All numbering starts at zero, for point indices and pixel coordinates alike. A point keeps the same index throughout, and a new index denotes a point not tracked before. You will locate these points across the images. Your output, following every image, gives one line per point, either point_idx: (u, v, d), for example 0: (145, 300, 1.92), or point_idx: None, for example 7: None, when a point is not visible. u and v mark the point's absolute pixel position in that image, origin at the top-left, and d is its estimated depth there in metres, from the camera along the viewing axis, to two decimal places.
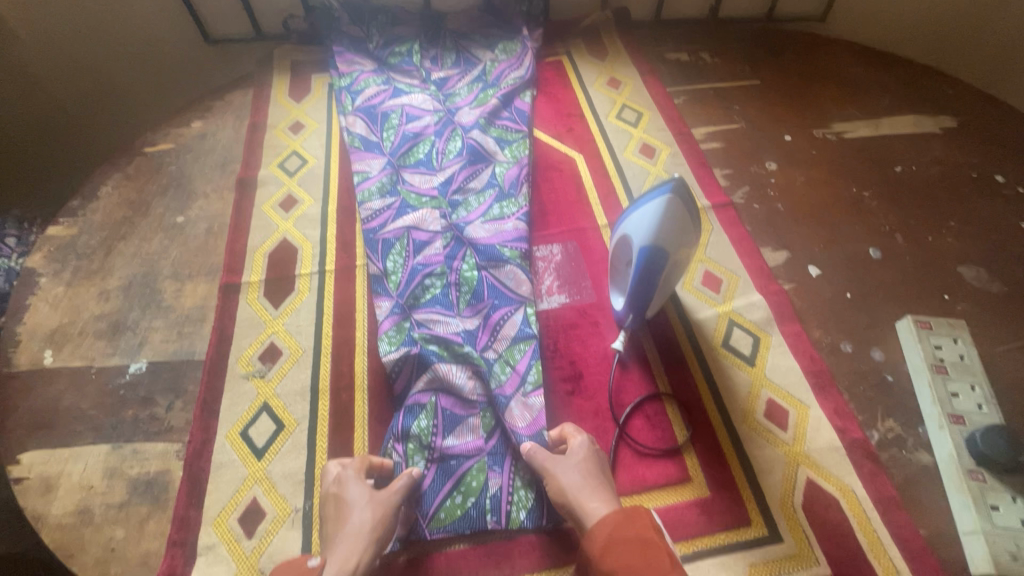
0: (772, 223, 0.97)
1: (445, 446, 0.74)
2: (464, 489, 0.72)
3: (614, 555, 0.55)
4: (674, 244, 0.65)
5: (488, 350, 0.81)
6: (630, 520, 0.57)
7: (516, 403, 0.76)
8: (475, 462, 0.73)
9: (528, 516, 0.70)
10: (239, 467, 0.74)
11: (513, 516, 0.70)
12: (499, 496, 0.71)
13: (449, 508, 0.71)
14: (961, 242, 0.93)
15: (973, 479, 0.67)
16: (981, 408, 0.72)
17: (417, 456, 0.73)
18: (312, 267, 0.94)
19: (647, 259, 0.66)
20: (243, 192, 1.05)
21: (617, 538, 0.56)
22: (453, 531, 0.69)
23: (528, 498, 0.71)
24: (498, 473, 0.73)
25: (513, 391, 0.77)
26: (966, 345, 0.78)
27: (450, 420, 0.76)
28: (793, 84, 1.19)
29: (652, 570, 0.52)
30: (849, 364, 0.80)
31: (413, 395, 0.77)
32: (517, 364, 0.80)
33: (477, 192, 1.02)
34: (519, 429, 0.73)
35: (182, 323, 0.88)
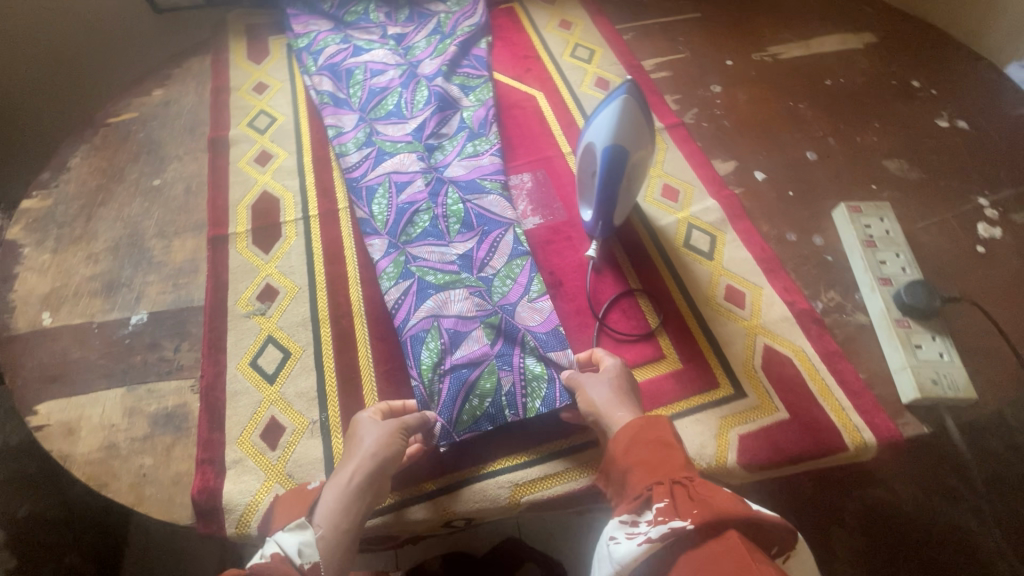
0: (720, 138, 1.06)
1: (454, 358, 0.78)
2: (479, 392, 0.76)
3: (636, 450, 0.61)
4: (632, 142, 0.73)
5: (486, 269, 0.88)
6: (653, 424, 0.63)
7: (522, 307, 0.83)
8: (485, 367, 0.77)
9: (544, 403, 0.75)
10: (254, 393, 0.79)
11: (529, 406, 0.75)
12: (514, 392, 0.76)
13: (470, 410, 0.75)
14: (885, 140, 1.04)
15: (901, 326, 0.78)
16: (904, 271, 0.83)
17: (430, 375, 0.77)
18: (296, 215, 0.98)
19: (610, 158, 0.74)
20: (217, 152, 1.08)
21: (639, 441, 0.62)
22: (477, 431, 0.74)
23: (540, 388, 0.76)
24: (508, 371, 0.77)
25: (518, 299, 0.84)
26: (891, 222, 0.89)
27: (455, 336, 0.80)
28: (730, 14, 1.27)
29: (668, 466, 0.58)
30: (794, 250, 0.91)
31: (414, 324, 0.81)
32: (518, 277, 0.86)
33: (450, 136, 1.07)
34: (535, 328, 0.81)
35: (175, 275, 0.91)
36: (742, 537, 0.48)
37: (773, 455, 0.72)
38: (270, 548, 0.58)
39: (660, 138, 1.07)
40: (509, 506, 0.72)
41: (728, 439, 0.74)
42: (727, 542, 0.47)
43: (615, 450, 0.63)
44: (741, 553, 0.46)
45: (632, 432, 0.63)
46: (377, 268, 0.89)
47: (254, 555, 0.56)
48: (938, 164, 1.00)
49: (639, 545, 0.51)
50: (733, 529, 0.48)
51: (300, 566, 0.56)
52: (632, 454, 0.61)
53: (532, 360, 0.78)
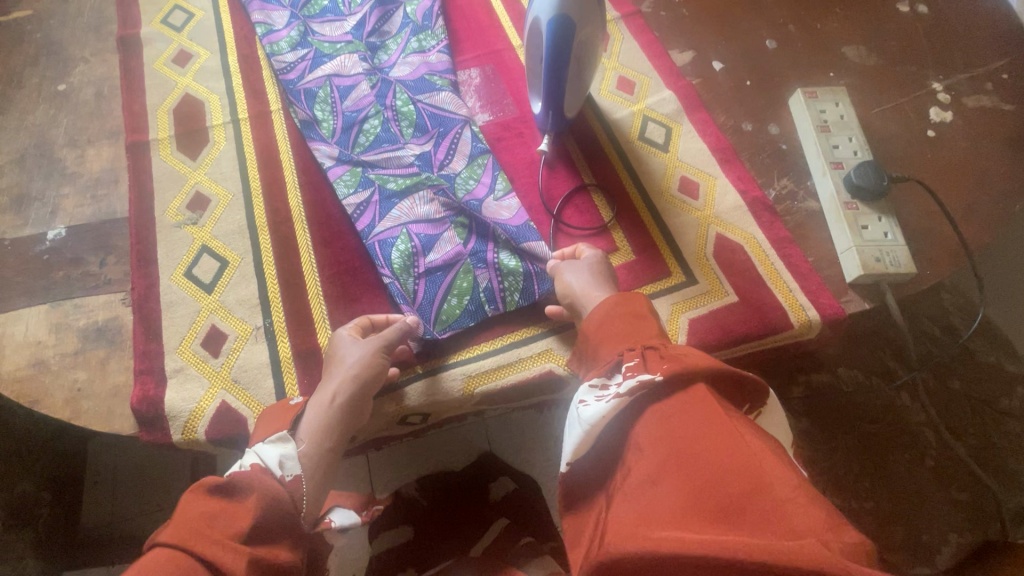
0: (677, 27, 1.00)
1: (428, 262, 0.75)
2: (458, 291, 0.74)
3: (610, 325, 0.59)
4: (578, 15, 0.68)
5: (448, 167, 0.83)
6: (628, 301, 0.61)
7: (491, 205, 0.79)
8: (459, 268, 0.75)
9: (522, 296, 0.74)
10: (192, 303, 0.75)
11: (508, 300, 0.74)
12: (492, 288, 0.74)
13: (448, 309, 0.73)
14: (844, 26, 1.01)
15: (849, 209, 0.78)
16: (856, 155, 0.82)
17: (405, 277, 0.74)
18: (224, 118, 0.90)
19: (556, 30, 0.68)
20: (127, 52, 0.96)
21: (612, 315, 0.60)
22: (458, 328, 0.73)
23: (518, 281, 0.75)
24: (484, 269, 0.75)
25: (485, 196, 0.80)
26: (846, 107, 0.87)
27: (427, 240, 0.76)
28: None
29: (640, 335, 0.56)
30: (750, 139, 0.89)
31: (379, 233, 0.77)
32: (482, 176, 0.82)
33: (394, 34, 0.97)
34: (505, 223, 0.78)
35: (94, 187, 0.84)
36: (711, 390, 0.48)
37: (721, 336, 0.75)
38: (248, 459, 0.56)
39: (615, 28, 1.01)
40: (463, 396, 0.72)
41: (679, 323, 0.76)
42: (696, 393, 0.47)
43: (588, 327, 0.62)
44: (709, 403, 0.45)
45: (606, 308, 0.61)
46: (330, 175, 0.82)
47: (233, 467, 0.55)
48: (897, 49, 0.98)
49: (608, 405, 0.50)
50: (703, 384, 0.47)
51: (282, 477, 0.55)
52: (606, 328, 0.59)
53: (507, 255, 0.76)
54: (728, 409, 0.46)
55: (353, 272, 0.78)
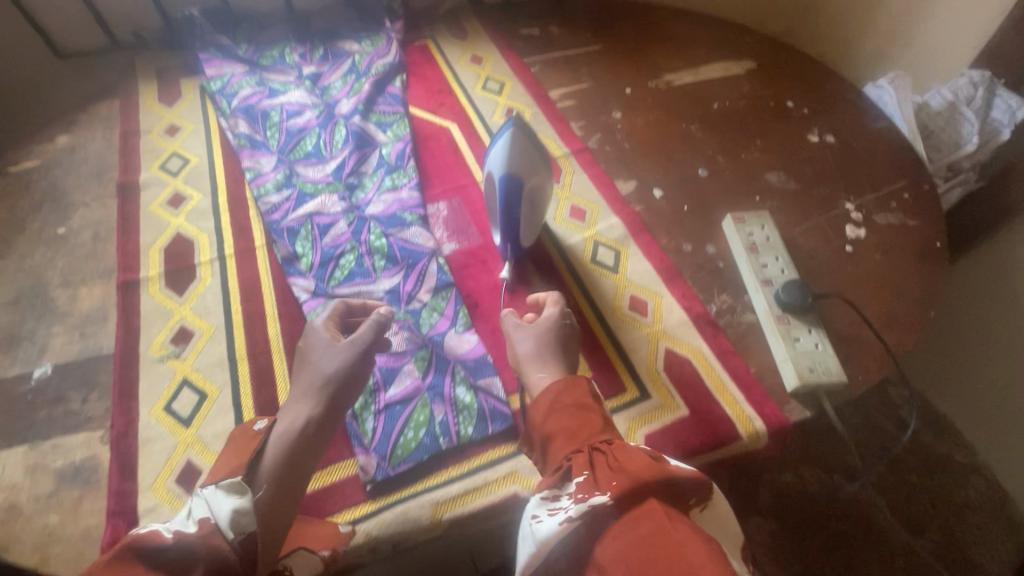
0: (621, 160, 1.15)
1: (388, 396, 0.80)
2: (414, 424, 0.78)
3: (556, 418, 0.68)
4: (526, 172, 0.78)
5: (414, 302, 0.91)
6: (573, 386, 0.71)
7: (452, 337, 0.87)
8: (417, 402, 0.80)
9: (475, 430, 0.78)
10: (169, 438, 0.78)
11: (462, 432, 0.78)
12: (447, 421, 0.79)
13: (404, 443, 0.77)
14: (765, 155, 1.16)
15: (782, 322, 0.87)
16: (783, 272, 0.93)
17: (365, 413, 0.79)
18: (211, 255, 0.98)
19: (506, 188, 0.79)
20: (126, 196, 1.06)
21: (559, 402, 0.70)
22: (414, 461, 0.76)
23: (472, 415, 0.79)
24: (441, 403, 0.80)
25: (447, 329, 0.88)
26: (771, 229, 0.99)
27: (388, 373, 0.82)
28: (631, 47, 1.38)
29: (585, 430, 0.65)
30: (690, 259, 0.99)
31: None
32: (444, 309, 0.90)
33: (370, 174, 1.09)
34: (464, 356, 0.85)
35: (83, 324, 0.89)
36: (661, 500, 0.53)
37: (679, 452, 0.78)
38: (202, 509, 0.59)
39: (567, 162, 1.14)
40: (430, 525, 0.72)
41: (636, 440, 0.80)
42: (648, 506, 0.52)
43: (539, 410, 0.71)
44: (660, 513, 0.51)
45: (550, 397, 0.70)
46: (305, 308, 0.90)
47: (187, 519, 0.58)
48: (812, 175, 1.12)
49: (565, 524, 0.55)
50: (653, 494, 0.53)
51: (233, 541, 0.56)
52: (554, 418, 0.68)
53: (463, 390, 0.81)
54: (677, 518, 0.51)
55: None
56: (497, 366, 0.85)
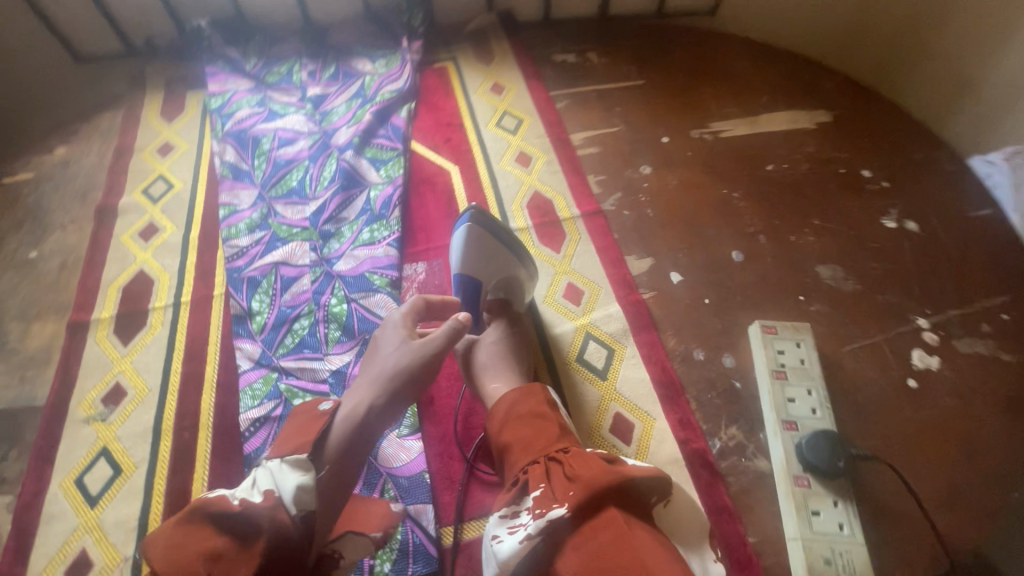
0: (640, 230, 0.97)
1: None
2: None
3: (511, 429, 0.64)
4: (479, 274, 0.79)
5: None
6: (530, 394, 0.66)
7: (390, 443, 0.74)
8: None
9: (392, 567, 0.66)
10: (71, 518, 0.71)
11: (376, 570, 0.66)
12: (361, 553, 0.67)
13: None
14: (821, 240, 0.94)
15: (798, 485, 0.68)
16: (814, 413, 0.73)
17: None
18: (167, 300, 0.91)
19: (462, 284, 0.81)
20: (102, 221, 1.01)
21: (515, 413, 0.65)
22: None
23: (392, 550, 0.67)
24: None
25: (387, 431, 0.75)
26: (808, 348, 0.79)
27: None
28: (678, 86, 1.19)
29: (543, 439, 0.61)
30: (700, 372, 0.81)
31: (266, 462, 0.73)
32: None
33: (350, 221, 0.98)
34: (398, 471, 0.72)
35: (25, 366, 0.85)
36: (619, 507, 0.51)
37: None
38: (264, 483, 0.50)
39: (573, 226, 0.97)
40: None
41: None
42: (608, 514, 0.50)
43: (497, 422, 0.66)
44: (622, 523, 0.49)
45: (504, 408, 0.66)
46: (242, 380, 0.80)
47: (247, 493, 0.49)
48: (878, 274, 0.90)
49: (526, 544, 0.52)
50: (610, 502, 0.51)
51: (294, 518, 0.48)
52: (511, 430, 0.63)
53: None
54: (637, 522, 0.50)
55: None
56: (436, 486, 0.72)
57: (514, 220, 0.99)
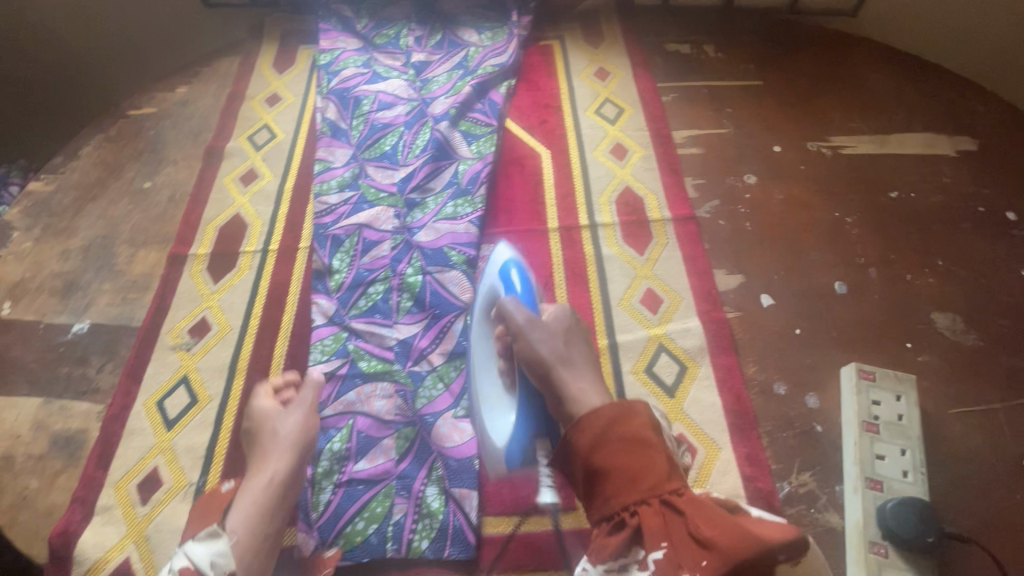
0: (734, 243, 0.90)
1: (354, 469, 0.71)
2: (368, 515, 0.69)
3: (607, 453, 0.51)
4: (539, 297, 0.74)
5: (422, 363, 0.79)
6: (631, 416, 0.52)
7: (446, 422, 0.74)
8: (383, 487, 0.70)
9: (430, 546, 0.67)
10: (149, 436, 0.77)
11: (414, 545, 0.67)
12: (403, 524, 0.68)
13: (349, 534, 0.68)
14: (943, 284, 0.83)
15: (873, 552, 0.62)
16: (905, 476, 0.65)
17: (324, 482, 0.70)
18: (257, 246, 0.95)
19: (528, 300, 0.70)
20: (209, 162, 1.07)
21: (611, 435, 0.51)
22: (352, 560, 0.66)
23: (432, 528, 0.68)
24: (404, 500, 0.69)
25: (444, 409, 0.75)
26: (909, 403, 0.70)
27: (364, 443, 0.73)
28: (800, 91, 1.09)
29: (651, 475, 0.48)
30: (778, 407, 0.75)
31: (326, 418, 0.75)
32: (451, 382, 0.77)
33: (436, 192, 0.98)
34: (448, 452, 0.72)
35: (128, 288, 0.92)
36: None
37: None
38: (180, 561, 0.61)
39: (662, 229, 0.92)
40: None
41: None
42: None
43: (586, 441, 0.52)
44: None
45: (596, 427, 0.52)
46: (315, 334, 0.83)
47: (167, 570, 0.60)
48: (1007, 333, 0.79)
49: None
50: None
51: None
52: (607, 458, 0.51)
53: (433, 492, 0.70)
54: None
55: None
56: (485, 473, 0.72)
57: (599, 214, 0.95)
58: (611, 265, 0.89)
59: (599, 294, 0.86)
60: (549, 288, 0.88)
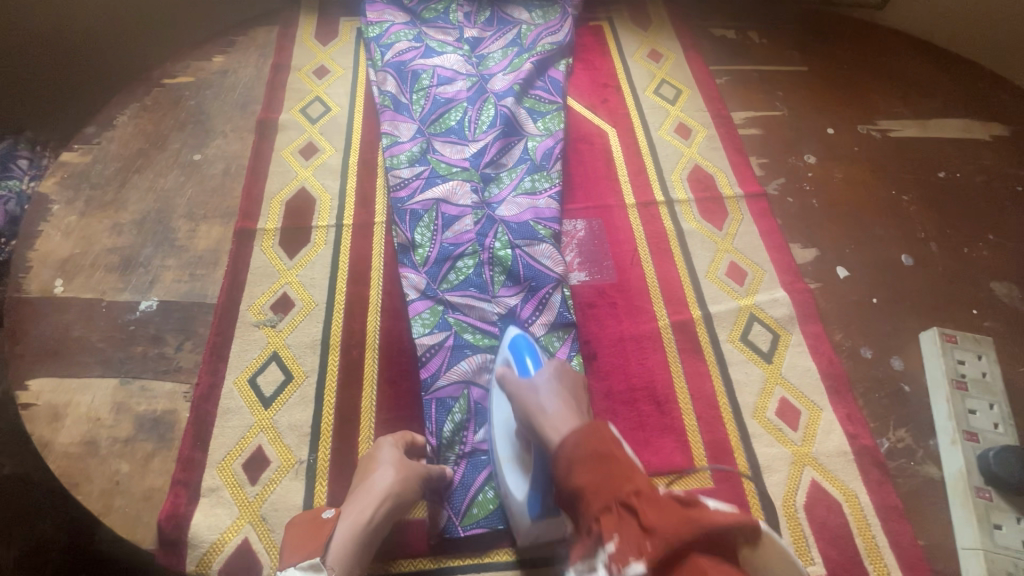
0: (804, 219, 0.94)
1: (476, 440, 0.72)
2: (496, 484, 0.70)
3: (574, 471, 0.49)
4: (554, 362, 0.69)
5: None
6: (593, 430, 0.50)
7: None
8: None
9: None
10: (246, 415, 0.74)
11: None
12: None
13: (480, 503, 0.69)
14: (996, 256, 0.90)
15: (980, 497, 0.67)
16: (996, 428, 0.72)
17: (448, 453, 0.72)
18: (329, 220, 0.92)
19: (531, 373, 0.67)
20: (263, 135, 1.02)
21: (577, 455, 0.50)
22: (485, 527, 0.68)
23: None
24: None
25: None
26: (990, 362, 0.77)
27: (482, 414, 0.74)
28: (843, 77, 1.14)
29: (613, 485, 0.46)
30: (867, 370, 0.79)
31: (441, 388, 0.75)
32: (559, 352, 0.79)
33: (509, 168, 0.97)
34: None
35: (195, 264, 0.87)
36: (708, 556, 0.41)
37: None
38: None
39: (736, 206, 0.95)
40: None
41: None
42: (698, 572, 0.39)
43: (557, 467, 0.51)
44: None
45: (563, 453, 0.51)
46: (410, 308, 0.81)
47: None
48: None
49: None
50: (703, 555, 0.40)
51: None
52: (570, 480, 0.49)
53: None
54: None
55: (408, 420, 0.75)
56: None
57: (674, 190, 0.97)
58: (693, 240, 0.91)
59: (685, 267, 0.88)
60: (637, 263, 0.88)
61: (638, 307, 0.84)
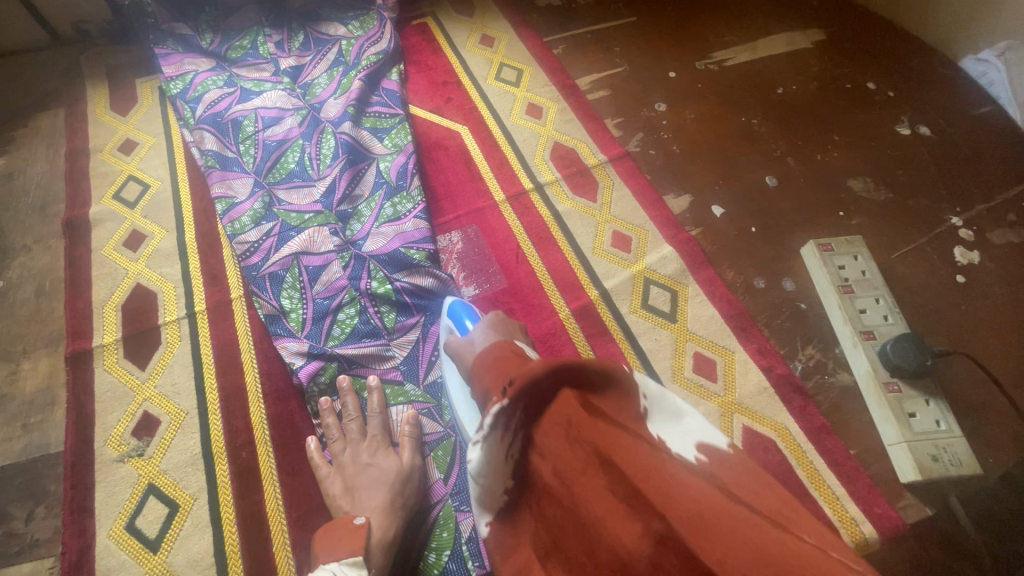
0: (669, 167, 0.94)
1: None
2: (437, 544, 0.65)
3: (478, 370, 0.48)
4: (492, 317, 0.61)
5: (432, 375, 0.75)
6: (502, 345, 0.50)
7: None
8: (441, 510, 0.67)
9: None
10: (134, 568, 0.63)
11: None
12: (475, 539, 0.65)
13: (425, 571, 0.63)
14: (846, 155, 0.94)
15: (891, 391, 0.69)
16: (887, 319, 0.74)
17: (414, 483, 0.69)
18: (178, 312, 0.81)
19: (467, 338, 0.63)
20: (75, 237, 0.88)
21: (481, 360, 0.49)
22: None
23: None
24: (468, 514, 0.67)
25: None
26: (866, 260, 0.80)
27: None
28: (671, 19, 1.14)
29: (510, 366, 0.45)
30: (765, 299, 0.80)
31: None
32: None
33: (366, 197, 0.89)
34: None
35: (26, 412, 0.73)
36: (578, 390, 0.39)
37: None
38: None
39: (603, 172, 0.93)
40: None
41: None
42: (566, 403, 0.38)
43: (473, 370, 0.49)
44: (583, 420, 0.37)
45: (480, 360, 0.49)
46: (301, 377, 0.73)
47: None
48: (907, 180, 0.91)
49: (492, 449, 0.39)
50: (566, 387, 0.39)
51: None
52: (479, 368, 0.48)
53: None
54: (607, 419, 0.38)
55: (321, 509, 0.67)
56: None
57: (540, 174, 0.94)
58: (572, 220, 0.89)
59: (570, 249, 0.85)
60: (523, 258, 0.85)
61: (536, 306, 0.80)
